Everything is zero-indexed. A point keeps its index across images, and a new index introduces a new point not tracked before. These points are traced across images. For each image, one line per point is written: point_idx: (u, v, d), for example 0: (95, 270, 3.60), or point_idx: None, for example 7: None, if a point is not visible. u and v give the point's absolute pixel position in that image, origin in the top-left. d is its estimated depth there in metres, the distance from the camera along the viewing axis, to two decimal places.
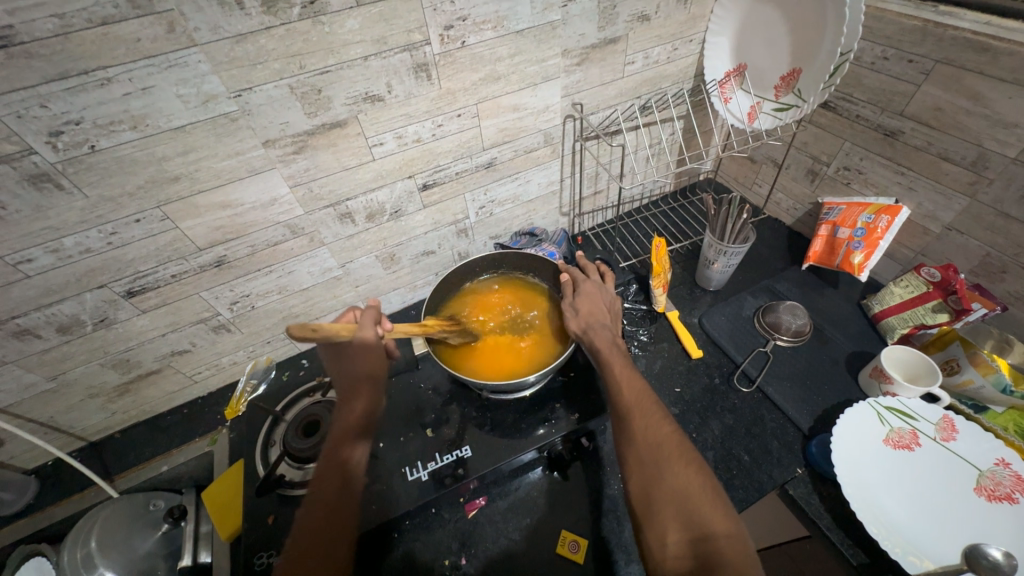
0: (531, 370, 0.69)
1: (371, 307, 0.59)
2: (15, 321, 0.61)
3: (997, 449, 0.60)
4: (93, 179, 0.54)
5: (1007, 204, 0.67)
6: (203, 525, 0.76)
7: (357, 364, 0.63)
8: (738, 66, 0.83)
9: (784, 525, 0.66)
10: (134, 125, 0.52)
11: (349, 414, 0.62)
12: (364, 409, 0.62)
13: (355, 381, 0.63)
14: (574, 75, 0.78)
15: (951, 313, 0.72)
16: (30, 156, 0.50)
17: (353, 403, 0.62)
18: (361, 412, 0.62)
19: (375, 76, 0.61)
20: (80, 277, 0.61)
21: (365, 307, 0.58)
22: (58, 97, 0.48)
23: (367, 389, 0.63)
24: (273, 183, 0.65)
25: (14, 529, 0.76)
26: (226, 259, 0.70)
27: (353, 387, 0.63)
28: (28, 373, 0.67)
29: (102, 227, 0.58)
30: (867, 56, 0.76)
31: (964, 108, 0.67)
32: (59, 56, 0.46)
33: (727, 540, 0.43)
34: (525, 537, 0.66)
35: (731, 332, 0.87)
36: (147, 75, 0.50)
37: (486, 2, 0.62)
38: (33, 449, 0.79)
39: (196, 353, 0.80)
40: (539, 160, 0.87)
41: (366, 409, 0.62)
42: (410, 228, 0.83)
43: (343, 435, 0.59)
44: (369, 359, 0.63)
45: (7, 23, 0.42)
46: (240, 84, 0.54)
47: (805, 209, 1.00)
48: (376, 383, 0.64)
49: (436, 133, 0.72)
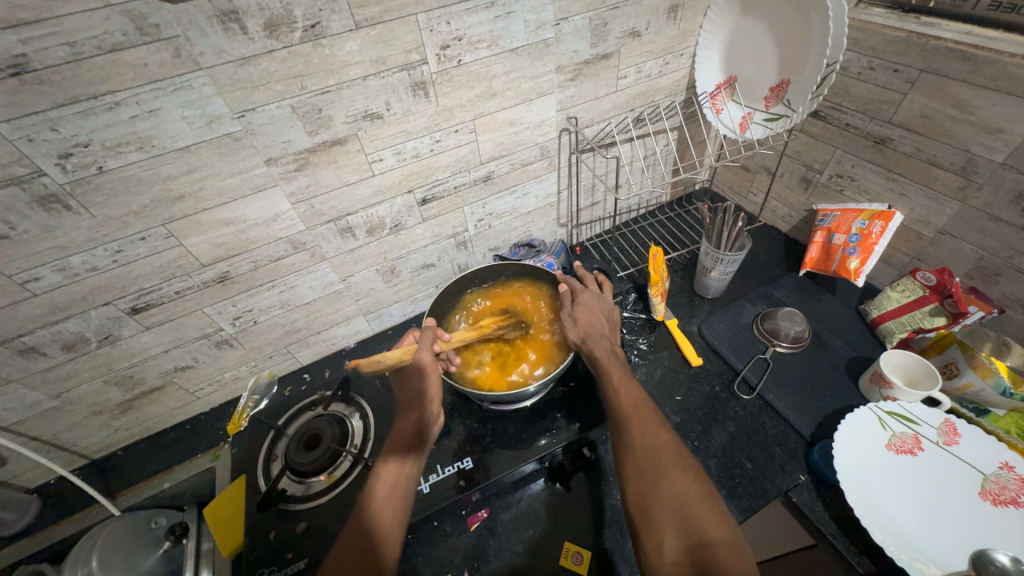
0: (531, 380, 0.69)
1: (428, 326, 0.67)
2: (21, 339, 0.62)
3: (1000, 453, 0.60)
4: (100, 199, 0.55)
5: (997, 207, 0.68)
6: (204, 542, 0.77)
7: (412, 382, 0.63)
8: (728, 78, 0.86)
9: (776, 536, 0.68)
10: (140, 147, 0.54)
11: (402, 428, 0.61)
12: (414, 426, 0.60)
13: (410, 399, 0.62)
14: (568, 90, 0.80)
15: (948, 317, 0.73)
16: (40, 178, 0.51)
17: (406, 420, 0.62)
18: (412, 427, 0.60)
19: (374, 95, 0.63)
20: (86, 295, 0.62)
21: (424, 327, 0.66)
22: (68, 121, 0.49)
23: (418, 405, 0.62)
24: (276, 200, 0.66)
25: (16, 549, 0.75)
26: (229, 275, 0.71)
27: (410, 403, 0.62)
28: (32, 391, 0.68)
29: (108, 246, 0.59)
30: (854, 67, 0.78)
31: (951, 115, 0.69)
32: (69, 82, 0.47)
33: (723, 546, 0.43)
34: (528, 550, 0.66)
35: (731, 339, 0.88)
36: (154, 98, 0.51)
37: (481, 22, 0.64)
38: (36, 468, 0.79)
39: (198, 369, 0.81)
40: (536, 173, 0.89)
41: (418, 426, 0.60)
42: (410, 242, 0.85)
43: (394, 453, 0.58)
44: (420, 377, 0.63)
45: (20, 51, 0.44)
46: (243, 105, 0.56)
47: (800, 216, 1.01)
48: (429, 400, 0.62)
49: (434, 148, 0.74)
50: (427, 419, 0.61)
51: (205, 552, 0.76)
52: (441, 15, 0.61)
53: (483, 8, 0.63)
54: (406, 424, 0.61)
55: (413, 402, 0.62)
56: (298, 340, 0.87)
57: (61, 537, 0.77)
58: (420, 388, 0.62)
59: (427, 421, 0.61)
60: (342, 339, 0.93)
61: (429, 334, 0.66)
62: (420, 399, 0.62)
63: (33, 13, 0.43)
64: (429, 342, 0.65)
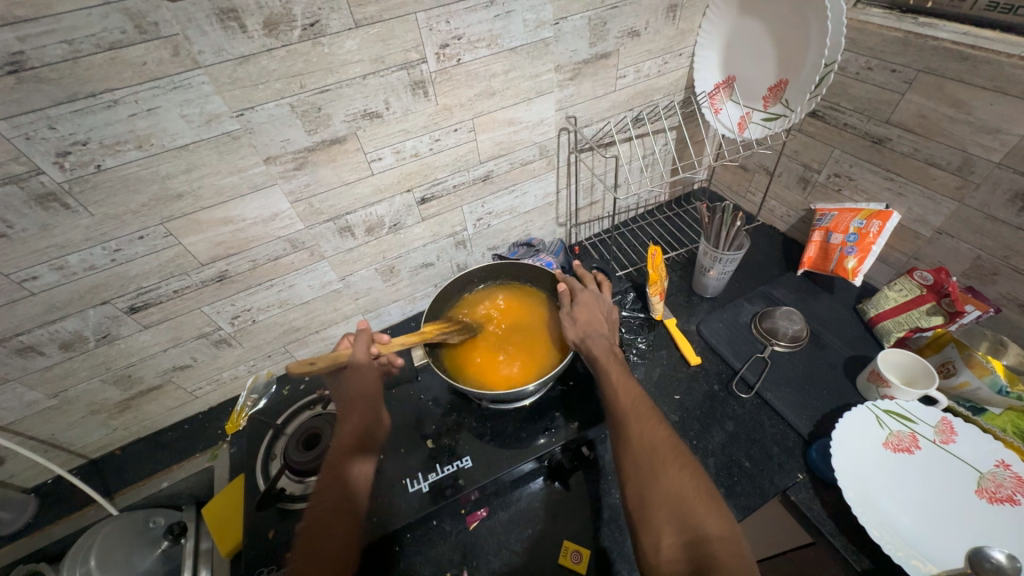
0: (531, 378, 0.69)
1: (363, 330, 0.66)
2: (18, 338, 0.62)
3: (996, 451, 0.61)
4: (99, 198, 0.55)
5: (994, 207, 0.68)
6: (203, 542, 0.77)
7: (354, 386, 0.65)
8: (727, 78, 0.86)
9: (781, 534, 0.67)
10: (139, 145, 0.54)
11: (342, 434, 0.63)
12: (356, 429, 0.64)
13: (351, 400, 0.65)
14: (567, 89, 0.80)
15: (946, 316, 0.74)
16: (38, 176, 0.51)
17: (348, 424, 0.64)
18: (355, 431, 0.64)
19: (373, 94, 0.63)
20: (84, 294, 0.62)
21: (357, 331, 0.65)
22: (66, 119, 0.49)
23: (359, 410, 0.65)
24: (274, 199, 0.66)
25: (13, 549, 0.75)
26: (227, 274, 0.70)
27: (349, 407, 0.65)
28: (30, 390, 0.68)
29: (106, 245, 0.59)
30: (852, 67, 0.79)
31: (948, 115, 0.69)
32: (67, 80, 0.47)
33: (721, 543, 0.44)
34: (527, 549, 0.66)
35: (729, 338, 0.88)
36: (153, 97, 0.51)
37: (481, 21, 0.64)
38: (33, 467, 0.79)
39: (197, 368, 0.80)
40: (535, 172, 0.89)
41: (364, 427, 0.65)
42: (409, 241, 0.85)
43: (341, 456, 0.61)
44: (363, 379, 0.65)
45: (19, 49, 0.44)
46: (242, 103, 0.56)
47: (798, 216, 1.01)
48: (374, 401, 0.66)
49: (433, 147, 0.74)
50: (369, 421, 0.65)
51: (205, 552, 0.76)
52: (440, 14, 0.61)
53: (482, 7, 0.63)
54: (345, 429, 0.64)
55: (352, 403, 0.65)
56: (297, 339, 0.87)
57: (59, 537, 0.77)
58: (370, 389, 0.66)
59: (372, 422, 0.66)
60: (341, 338, 0.93)
61: (365, 335, 0.65)
62: (363, 401, 0.65)
63: (32, 11, 0.43)
64: (365, 344, 0.65)
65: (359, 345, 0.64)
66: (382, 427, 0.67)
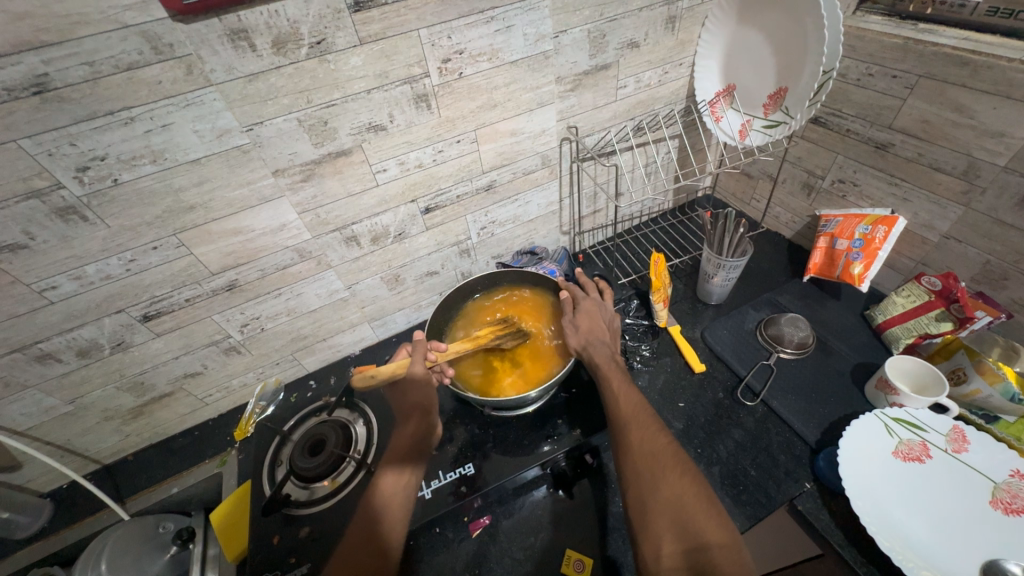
0: (544, 379, 0.70)
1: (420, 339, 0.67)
2: (37, 346, 0.64)
3: (1010, 460, 0.59)
4: (115, 210, 0.58)
5: (1001, 211, 0.67)
6: (210, 547, 0.80)
7: (409, 394, 0.65)
8: (727, 86, 0.87)
9: None
10: (154, 159, 0.56)
11: (399, 440, 0.64)
12: (413, 436, 0.64)
13: (408, 408, 0.65)
14: (568, 100, 0.81)
15: (955, 322, 0.72)
16: (58, 191, 0.54)
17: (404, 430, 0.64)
18: (411, 440, 0.63)
19: (378, 108, 0.65)
20: (100, 302, 0.64)
21: (414, 342, 0.64)
22: (85, 136, 0.52)
23: (416, 418, 0.65)
24: (283, 210, 0.68)
25: (29, 553, 0.77)
26: (237, 283, 0.72)
27: (409, 414, 0.65)
28: (48, 396, 0.70)
29: (121, 255, 0.62)
30: (852, 73, 0.79)
31: (951, 120, 0.68)
32: (88, 99, 0.50)
33: (721, 550, 0.43)
34: (531, 558, 0.66)
35: (735, 345, 0.87)
36: (167, 113, 0.53)
37: (482, 36, 0.66)
38: (50, 472, 0.81)
39: (207, 375, 0.82)
40: (538, 181, 0.90)
41: (418, 436, 0.64)
42: (414, 250, 0.86)
43: (393, 464, 0.61)
44: (420, 390, 0.64)
45: (43, 71, 0.47)
46: (251, 119, 0.58)
47: (803, 222, 1.01)
48: (427, 411, 0.65)
49: (437, 158, 0.75)
50: (424, 434, 0.64)
51: (212, 557, 0.78)
52: (442, 30, 0.63)
53: (483, 23, 0.65)
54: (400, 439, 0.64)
55: (412, 411, 0.65)
56: (304, 347, 0.89)
57: (74, 541, 0.79)
58: (425, 397, 0.65)
59: (426, 432, 0.65)
60: (348, 346, 0.95)
61: (420, 347, 0.65)
62: (420, 411, 0.65)
63: (56, 35, 0.46)
64: (421, 356, 0.64)
65: (417, 354, 0.64)
66: (433, 442, 0.65)
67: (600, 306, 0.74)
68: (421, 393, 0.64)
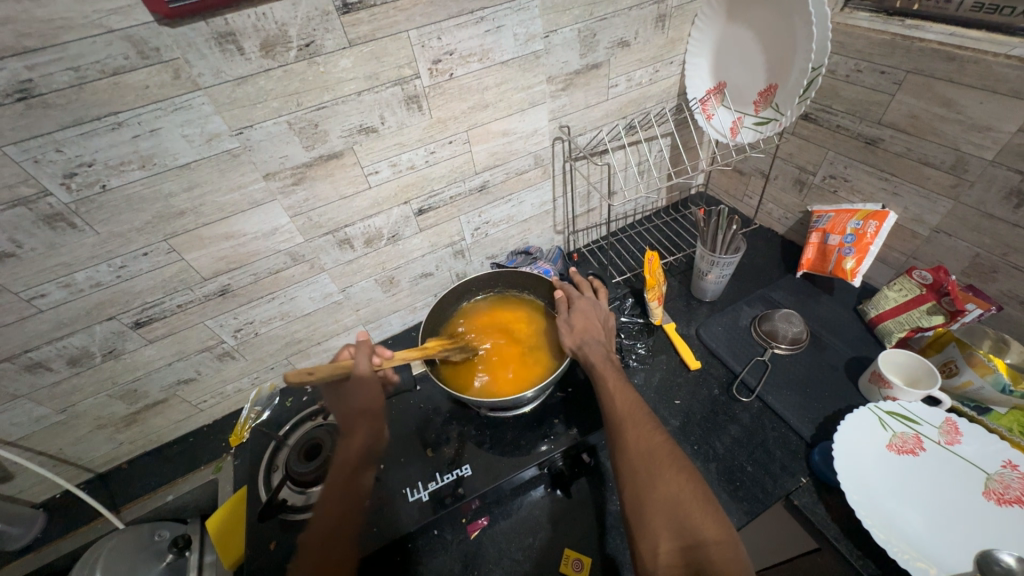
0: (530, 383, 0.69)
1: (363, 342, 0.65)
2: (27, 355, 0.63)
3: (1003, 451, 0.59)
4: (104, 217, 0.57)
5: (989, 205, 0.68)
6: (208, 554, 0.80)
7: (354, 400, 0.66)
8: (718, 84, 0.87)
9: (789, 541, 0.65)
10: (142, 165, 0.56)
11: (349, 447, 0.66)
12: (362, 441, 0.66)
13: (357, 412, 0.67)
14: (559, 99, 0.81)
15: (946, 315, 0.73)
16: (46, 198, 0.53)
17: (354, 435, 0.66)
18: (361, 444, 0.66)
19: (368, 110, 0.65)
20: (90, 310, 0.64)
21: (357, 342, 0.64)
22: (71, 142, 0.51)
23: (365, 422, 0.67)
24: (275, 214, 0.68)
25: (22, 564, 0.76)
26: (230, 288, 0.72)
27: (357, 419, 0.67)
28: (38, 405, 0.69)
29: (111, 262, 0.61)
30: (841, 69, 0.79)
31: (939, 114, 0.69)
32: (74, 105, 0.49)
33: (718, 547, 0.43)
34: (529, 558, 0.65)
35: (729, 342, 0.87)
36: (155, 118, 0.53)
37: (472, 37, 0.66)
38: (42, 482, 0.80)
39: (201, 381, 0.82)
40: (531, 181, 0.90)
41: (368, 440, 0.67)
42: (408, 252, 0.86)
43: (347, 469, 0.64)
44: (366, 396, 0.66)
45: (27, 77, 0.46)
46: (241, 122, 0.58)
47: (795, 218, 1.01)
48: (376, 416, 0.68)
49: (429, 160, 0.75)
50: (371, 436, 0.67)
51: (210, 563, 0.80)
52: (431, 31, 0.62)
53: (472, 23, 0.65)
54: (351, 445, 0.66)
55: (360, 416, 0.67)
56: (299, 350, 0.88)
57: (68, 551, 0.78)
58: (371, 402, 0.67)
59: (374, 433, 0.68)
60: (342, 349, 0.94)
61: (366, 349, 0.64)
62: (368, 414, 0.67)
63: (39, 40, 0.45)
64: (366, 357, 0.63)
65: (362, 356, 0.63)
66: (383, 442, 0.69)
67: (595, 305, 0.74)
68: (367, 398, 0.66)
